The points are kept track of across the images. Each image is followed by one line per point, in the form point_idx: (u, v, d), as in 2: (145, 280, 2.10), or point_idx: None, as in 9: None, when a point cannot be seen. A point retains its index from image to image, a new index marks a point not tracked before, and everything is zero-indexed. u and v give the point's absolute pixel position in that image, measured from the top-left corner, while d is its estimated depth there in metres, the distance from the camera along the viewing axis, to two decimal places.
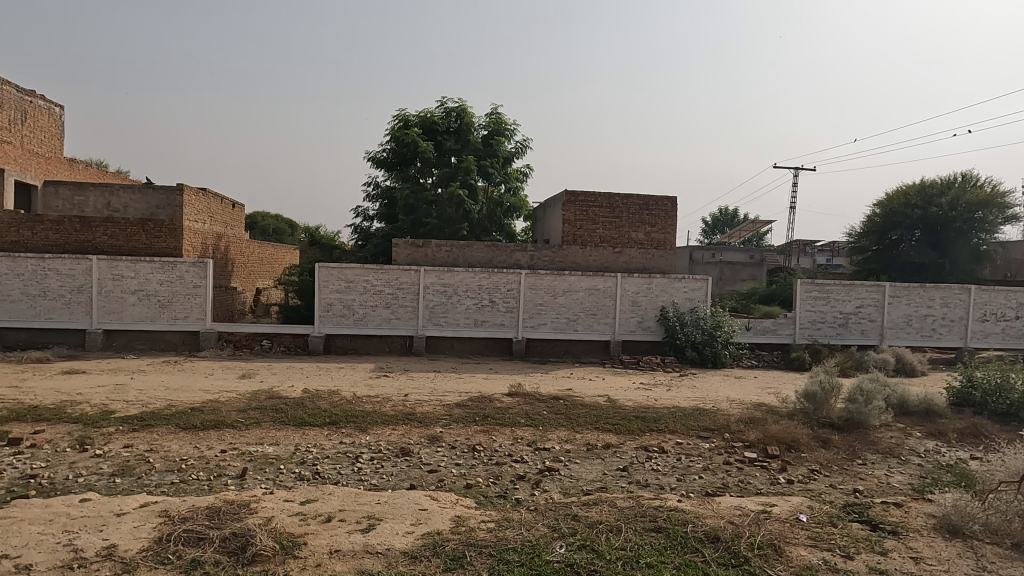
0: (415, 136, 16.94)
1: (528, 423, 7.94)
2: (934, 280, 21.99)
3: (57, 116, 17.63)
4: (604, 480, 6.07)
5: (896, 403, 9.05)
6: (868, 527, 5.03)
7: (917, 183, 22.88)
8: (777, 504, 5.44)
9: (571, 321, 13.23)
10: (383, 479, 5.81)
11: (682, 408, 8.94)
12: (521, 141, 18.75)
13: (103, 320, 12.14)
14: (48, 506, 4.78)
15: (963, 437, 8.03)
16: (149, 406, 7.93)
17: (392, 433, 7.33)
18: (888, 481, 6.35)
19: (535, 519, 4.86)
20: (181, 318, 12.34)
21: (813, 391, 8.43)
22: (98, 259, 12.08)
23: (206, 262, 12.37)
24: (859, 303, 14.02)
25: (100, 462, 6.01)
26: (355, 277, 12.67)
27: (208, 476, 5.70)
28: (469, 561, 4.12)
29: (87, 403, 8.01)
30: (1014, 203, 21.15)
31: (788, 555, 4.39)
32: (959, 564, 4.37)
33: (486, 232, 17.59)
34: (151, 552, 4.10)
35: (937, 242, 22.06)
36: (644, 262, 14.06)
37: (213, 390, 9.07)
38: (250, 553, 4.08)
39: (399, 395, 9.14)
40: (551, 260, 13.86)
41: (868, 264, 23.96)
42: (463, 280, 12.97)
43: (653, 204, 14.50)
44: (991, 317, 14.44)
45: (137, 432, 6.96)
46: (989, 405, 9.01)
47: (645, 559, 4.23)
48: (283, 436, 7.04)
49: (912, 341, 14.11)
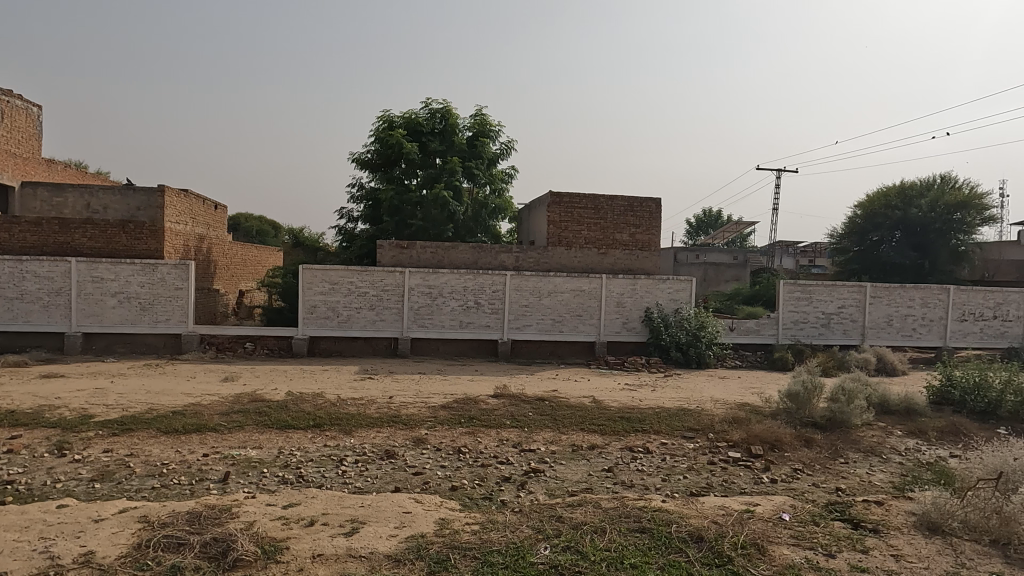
0: (400, 137, 16.87)
1: (514, 424, 7.96)
2: (914, 280, 22.43)
3: (36, 115, 17.32)
4: (589, 481, 6.09)
5: (877, 403, 9.15)
6: (849, 525, 5.08)
7: (897, 184, 23.19)
8: (760, 504, 5.47)
9: (557, 322, 13.26)
10: (368, 482, 5.79)
11: (666, 409, 8.97)
12: (506, 142, 18.65)
13: (82, 323, 11.96)
14: (23, 513, 4.69)
15: (942, 435, 8.14)
16: (128, 411, 7.79)
17: (377, 435, 7.29)
18: (870, 479, 6.41)
19: (520, 520, 4.85)
20: (162, 321, 12.22)
21: (796, 391, 8.48)
22: (76, 261, 11.89)
23: (189, 264, 12.25)
24: (841, 303, 14.17)
25: (79, 467, 5.92)
26: (338, 278, 12.58)
27: (190, 481, 5.63)
28: (453, 564, 4.10)
29: (65, 407, 7.88)
30: (991, 204, 21.53)
31: (771, 554, 4.41)
32: (939, 561, 4.42)
33: (471, 233, 17.51)
34: (130, 559, 4.03)
35: (917, 243, 22.35)
36: (628, 264, 14.10)
37: (195, 393, 8.94)
38: (231, 558, 4.03)
39: (383, 397, 9.07)
40: (536, 262, 13.85)
41: (849, 264, 24.22)
42: (448, 282, 12.92)
43: (638, 205, 14.57)
44: (970, 316, 14.65)
45: (117, 436, 6.86)
46: (968, 403, 9.14)
47: (629, 560, 4.24)
48: (266, 440, 6.97)
49: (892, 341, 14.27)
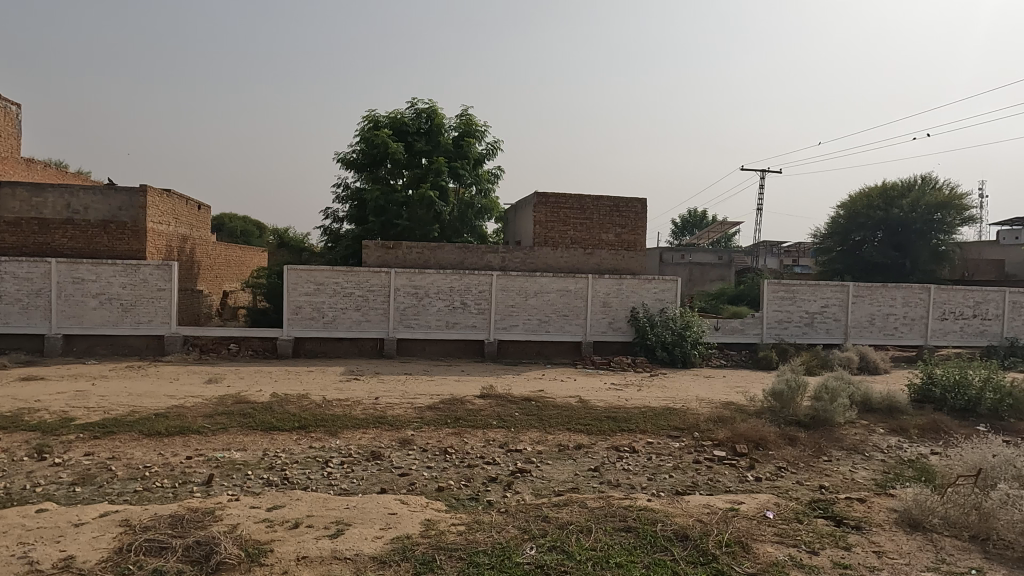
0: (385, 137, 16.82)
1: (501, 424, 7.95)
2: (896, 279, 22.70)
3: (15, 114, 17.08)
4: (576, 480, 6.10)
5: (860, 401, 9.24)
6: (832, 522, 5.13)
7: (878, 185, 23.46)
8: (745, 502, 5.51)
9: (543, 322, 13.27)
10: (354, 483, 5.75)
11: (652, 408, 8.99)
12: (492, 142, 18.65)
13: (63, 325, 11.79)
14: (1, 518, 4.61)
15: (923, 433, 8.25)
16: (109, 413, 7.69)
17: (363, 437, 7.25)
18: (853, 477, 6.48)
19: (506, 521, 4.85)
20: (144, 322, 12.09)
21: (780, 390, 8.55)
22: (56, 261, 11.71)
23: (172, 265, 12.14)
24: (824, 302, 14.30)
25: (59, 470, 5.84)
26: (324, 279, 12.51)
27: (173, 484, 5.57)
28: (440, 564, 4.09)
29: (45, 410, 7.76)
30: (971, 204, 21.87)
31: (755, 552, 4.45)
32: (920, 557, 4.47)
33: (458, 233, 17.48)
34: (111, 564, 3.99)
35: (899, 242, 22.62)
36: (614, 264, 14.13)
37: (178, 395, 8.85)
38: (214, 561, 3.99)
39: (369, 398, 9.03)
40: (523, 262, 13.85)
41: (832, 264, 24.46)
42: (434, 282, 12.89)
43: (624, 205, 14.63)
44: (950, 315, 14.85)
45: (99, 439, 6.78)
46: (948, 401, 9.27)
47: (615, 559, 4.25)
48: (251, 442, 6.91)
49: (874, 340, 14.44)
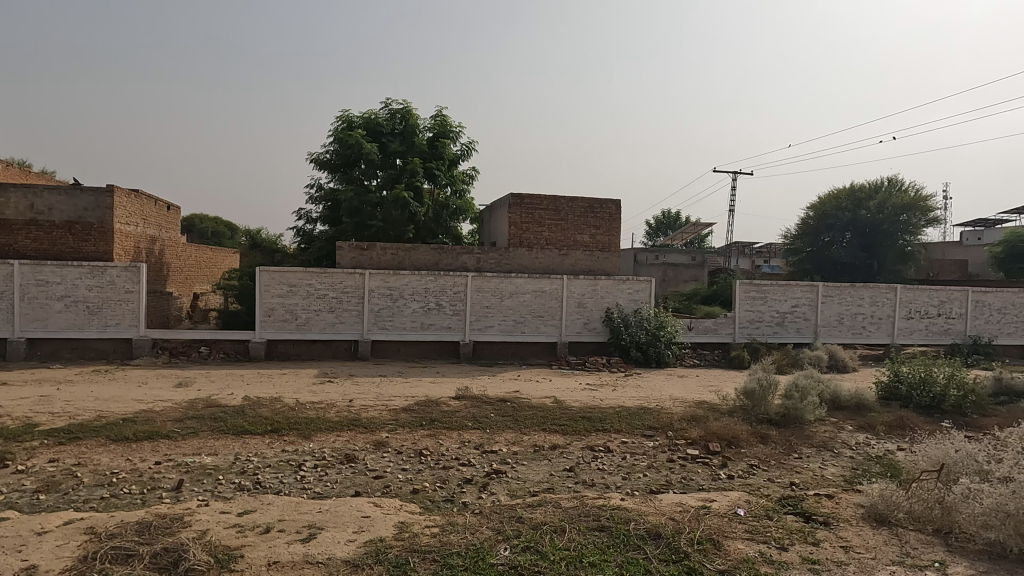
0: (359, 137, 16.73)
1: (476, 426, 7.94)
2: (864, 279, 23.19)
3: None
4: (551, 481, 6.11)
5: (829, 399, 9.40)
6: (801, 518, 5.22)
7: (847, 187, 23.95)
8: (716, 500, 5.58)
9: (518, 323, 13.29)
10: (327, 487, 5.69)
11: (626, 408, 9.05)
12: (467, 143, 18.66)
13: (26, 328, 11.49)
14: None
15: (890, 429, 8.44)
16: (75, 419, 7.51)
17: (337, 439, 7.19)
18: (822, 473, 6.61)
19: (480, 522, 4.84)
20: (112, 325, 11.84)
21: (752, 389, 8.69)
22: (19, 263, 11.42)
23: (140, 267, 11.91)
24: (794, 302, 14.54)
25: (23, 477, 5.70)
26: (297, 280, 12.36)
27: (141, 490, 5.46)
28: (413, 567, 4.07)
29: (7, 416, 7.55)
30: (935, 206, 22.44)
31: (726, 549, 4.51)
32: (885, 551, 4.57)
33: (432, 234, 17.41)
34: (75, 572, 3.90)
35: (867, 243, 23.11)
36: (589, 264, 14.18)
37: (146, 399, 8.68)
38: (183, 567, 3.92)
39: (343, 401, 8.96)
40: (498, 262, 13.84)
41: (803, 264, 24.88)
42: (408, 283, 12.82)
43: (598, 206, 14.73)
44: (916, 314, 15.20)
45: (64, 445, 6.62)
46: (914, 398, 9.49)
47: (588, 558, 4.27)
48: (222, 446, 6.82)
49: (843, 339, 14.72)
